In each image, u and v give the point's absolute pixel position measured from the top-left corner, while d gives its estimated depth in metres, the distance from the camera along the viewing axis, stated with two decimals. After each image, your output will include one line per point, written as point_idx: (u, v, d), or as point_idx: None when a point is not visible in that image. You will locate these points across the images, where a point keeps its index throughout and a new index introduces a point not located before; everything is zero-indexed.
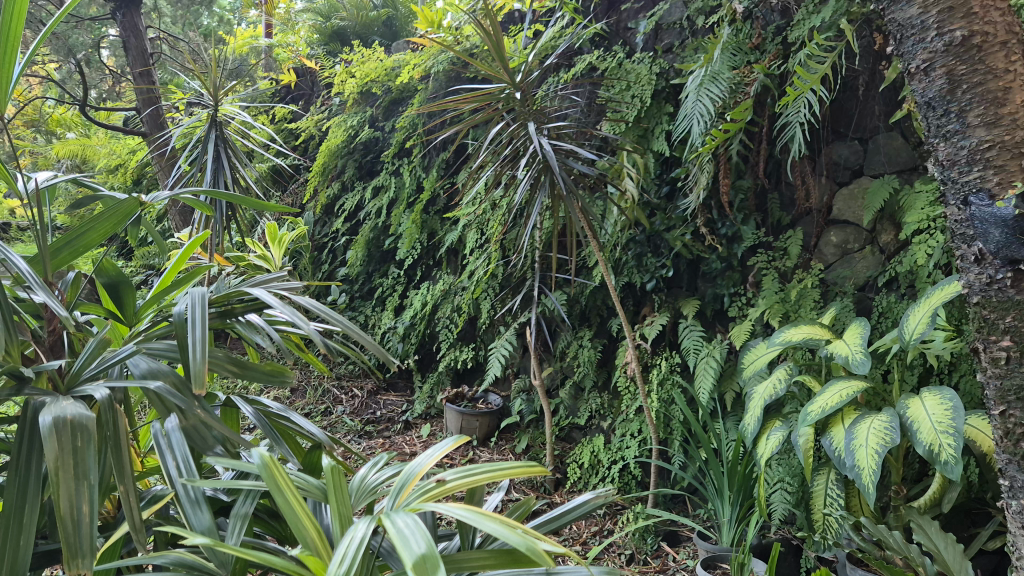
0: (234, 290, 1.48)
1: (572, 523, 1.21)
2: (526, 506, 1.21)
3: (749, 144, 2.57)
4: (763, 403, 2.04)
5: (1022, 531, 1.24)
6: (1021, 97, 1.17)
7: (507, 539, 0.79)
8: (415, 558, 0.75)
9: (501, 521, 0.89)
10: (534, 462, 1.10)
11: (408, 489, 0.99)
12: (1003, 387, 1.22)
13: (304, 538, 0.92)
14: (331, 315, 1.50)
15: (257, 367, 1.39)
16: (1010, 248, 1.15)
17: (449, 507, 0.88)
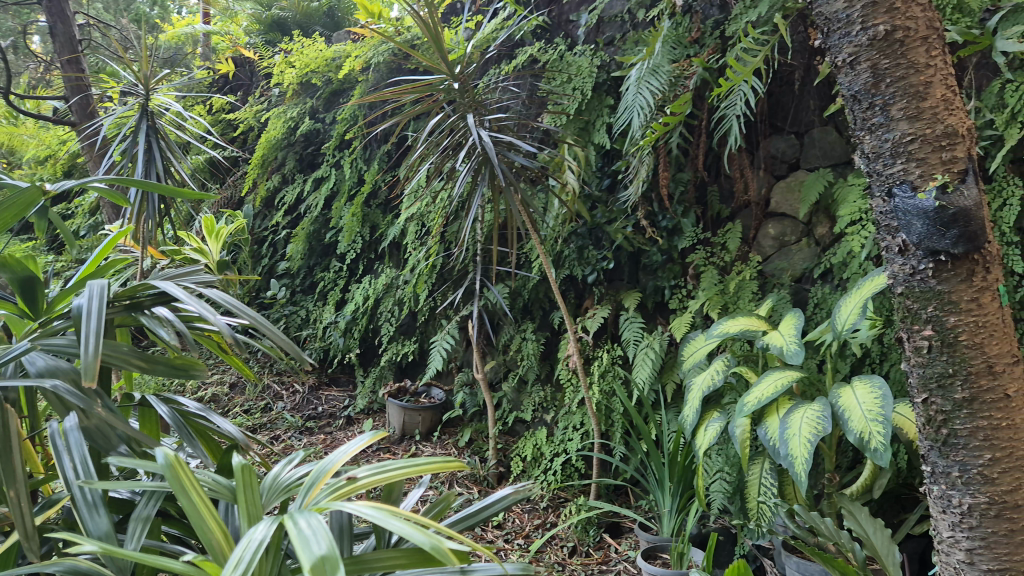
0: (141, 283, 1.47)
1: (491, 517, 1.21)
2: (445, 502, 1.27)
3: (689, 136, 2.59)
4: (701, 394, 2.06)
5: (943, 516, 1.27)
6: (940, 91, 1.19)
7: (414, 538, 0.79)
8: (314, 559, 0.75)
9: (412, 519, 0.90)
10: (454, 457, 1.11)
11: (318, 487, 0.98)
12: (925, 375, 1.24)
13: (208, 540, 0.91)
14: (239, 307, 1.48)
15: (164, 362, 1.37)
16: (932, 239, 1.18)
17: (359, 506, 0.87)
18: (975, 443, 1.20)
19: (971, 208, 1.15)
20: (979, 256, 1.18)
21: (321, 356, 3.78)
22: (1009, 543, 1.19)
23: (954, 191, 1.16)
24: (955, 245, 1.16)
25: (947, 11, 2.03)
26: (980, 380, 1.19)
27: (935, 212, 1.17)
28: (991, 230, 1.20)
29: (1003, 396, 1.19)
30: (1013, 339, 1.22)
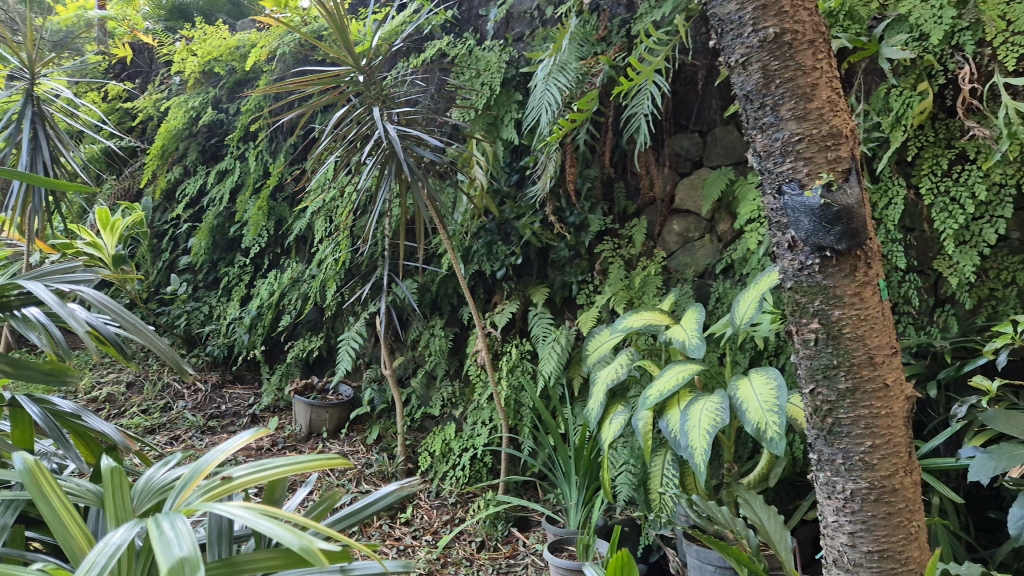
0: (10, 282, 1.45)
1: (373, 515, 1.30)
2: (330, 501, 1.31)
3: (596, 133, 2.62)
4: (606, 388, 2.09)
5: (828, 501, 1.33)
6: (826, 93, 1.24)
7: (283, 539, 0.85)
8: (173, 562, 0.83)
9: (292, 519, 0.96)
10: (336, 456, 1.18)
11: (191, 487, 1.05)
12: (812, 366, 1.29)
13: (69, 546, 0.98)
14: (116, 311, 1.54)
15: (33, 367, 1.38)
16: (818, 235, 1.22)
17: (230, 507, 0.94)
18: (858, 431, 1.25)
19: (854, 205, 1.20)
20: (861, 252, 1.24)
21: (226, 353, 3.68)
22: (887, 525, 1.26)
23: (838, 189, 1.21)
24: (839, 241, 1.21)
25: (839, 17, 2.12)
26: (862, 370, 1.24)
27: (820, 209, 1.21)
28: (872, 228, 1.26)
29: (882, 385, 1.25)
30: (893, 332, 1.28)
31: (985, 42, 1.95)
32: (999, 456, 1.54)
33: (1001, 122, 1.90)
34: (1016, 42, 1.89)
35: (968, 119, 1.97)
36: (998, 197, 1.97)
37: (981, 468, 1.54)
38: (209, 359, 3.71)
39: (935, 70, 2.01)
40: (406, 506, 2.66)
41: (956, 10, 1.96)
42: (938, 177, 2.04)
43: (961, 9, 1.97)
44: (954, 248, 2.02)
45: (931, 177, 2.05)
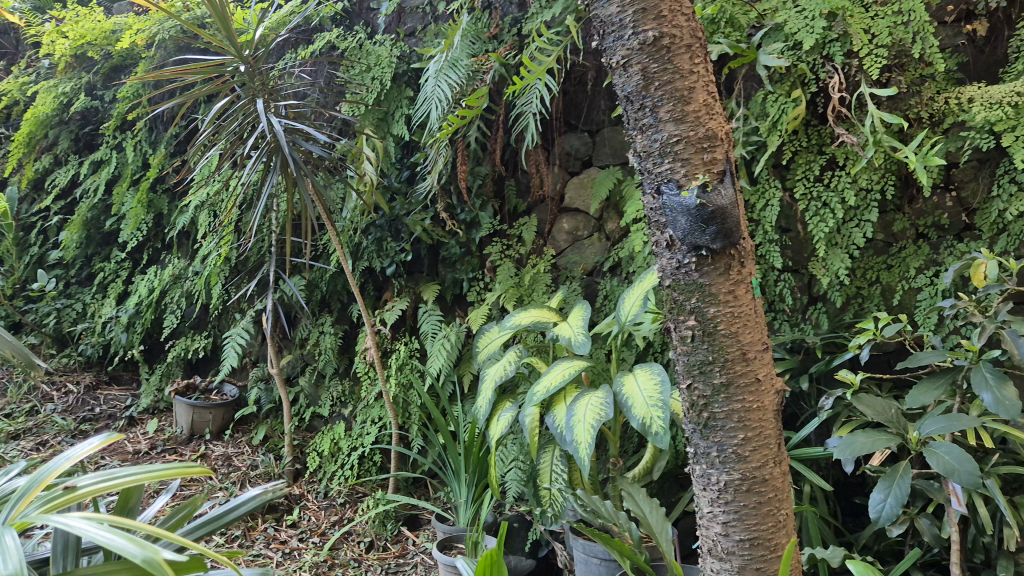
0: None
1: (231, 521, 1.41)
2: (190, 508, 1.39)
3: (486, 131, 2.63)
4: (494, 385, 2.09)
5: (704, 492, 1.37)
6: (702, 96, 1.28)
7: (128, 553, 0.92)
8: None
9: (145, 531, 1.04)
10: (195, 464, 1.22)
11: (33, 497, 1.06)
12: (689, 362, 1.32)
13: None
14: None
15: None
16: (694, 234, 1.25)
17: (75, 522, 0.99)
18: (731, 424, 1.30)
19: (728, 206, 1.24)
20: (735, 252, 1.28)
21: (100, 353, 3.50)
22: (758, 514, 1.31)
23: (713, 190, 1.24)
24: (714, 241, 1.24)
25: (720, 24, 2.18)
26: (735, 366, 1.29)
27: (696, 210, 1.24)
28: (745, 228, 1.31)
29: (754, 379, 1.30)
30: (764, 329, 1.33)
31: (852, 54, 2.05)
32: (860, 442, 1.62)
33: (868, 129, 2.02)
34: (879, 53, 1.99)
35: (838, 126, 2.07)
36: (865, 202, 2.08)
37: (843, 453, 1.62)
38: (83, 360, 3.52)
39: (808, 78, 2.10)
40: (292, 508, 2.59)
41: (826, 21, 2.05)
42: (811, 181, 2.13)
43: (831, 21, 2.07)
44: (825, 249, 2.13)
45: (805, 182, 2.14)
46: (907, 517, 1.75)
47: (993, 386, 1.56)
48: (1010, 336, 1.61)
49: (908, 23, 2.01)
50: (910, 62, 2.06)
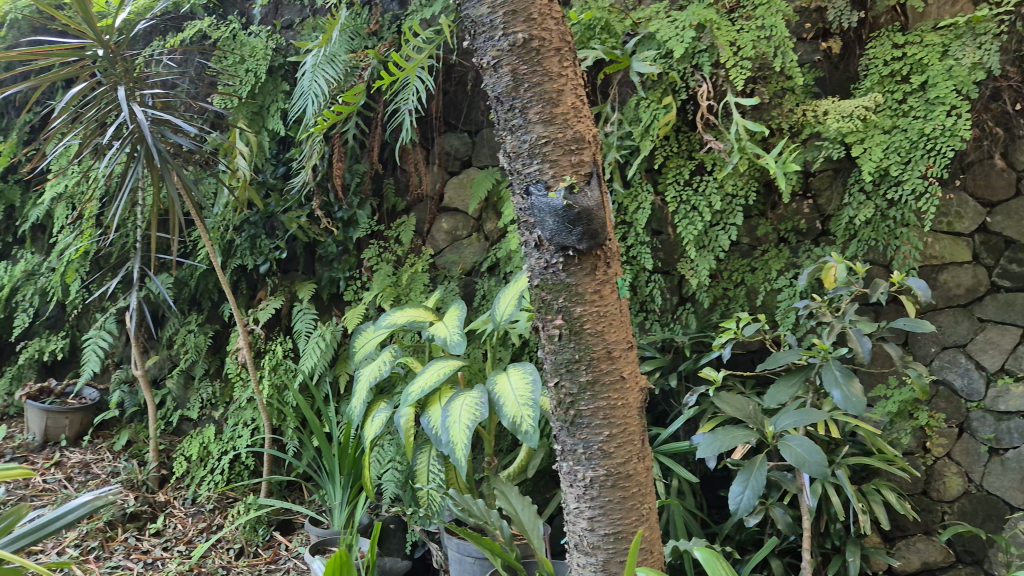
0: None
1: (61, 527, 1.51)
2: (16, 515, 1.50)
3: (365, 128, 2.59)
4: (368, 385, 2.06)
5: (571, 489, 1.39)
6: (571, 99, 1.30)
7: None
8: None
9: None
10: (17, 467, 1.44)
11: None
12: (556, 361, 1.34)
13: None
14: None
15: None
16: (561, 235, 1.27)
17: None
18: (597, 421, 1.33)
19: (593, 207, 1.27)
20: (601, 252, 1.31)
21: None
22: (622, 508, 1.34)
23: (579, 192, 1.27)
24: (580, 241, 1.27)
25: (596, 30, 2.23)
26: (600, 364, 1.31)
27: (562, 210, 1.26)
28: (611, 229, 1.34)
29: (620, 377, 1.33)
30: (630, 328, 1.37)
31: (719, 65, 2.13)
32: (722, 437, 1.69)
33: (733, 136, 2.09)
34: (744, 66, 2.08)
35: (706, 133, 2.16)
36: (730, 207, 2.17)
37: (707, 449, 1.68)
38: None
39: (678, 86, 2.18)
40: (157, 516, 2.48)
41: (695, 32, 2.12)
42: (680, 186, 2.20)
43: (700, 32, 2.14)
44: (694, 252, 2.21)
45: (674, 186, 2.21)
46: (763, 507, 1.85)
47: (841, 381, 1.66)
48: (856, 335, 1.71)
49: (770, 37, 2.10)
50: (772, 75, 2.16)
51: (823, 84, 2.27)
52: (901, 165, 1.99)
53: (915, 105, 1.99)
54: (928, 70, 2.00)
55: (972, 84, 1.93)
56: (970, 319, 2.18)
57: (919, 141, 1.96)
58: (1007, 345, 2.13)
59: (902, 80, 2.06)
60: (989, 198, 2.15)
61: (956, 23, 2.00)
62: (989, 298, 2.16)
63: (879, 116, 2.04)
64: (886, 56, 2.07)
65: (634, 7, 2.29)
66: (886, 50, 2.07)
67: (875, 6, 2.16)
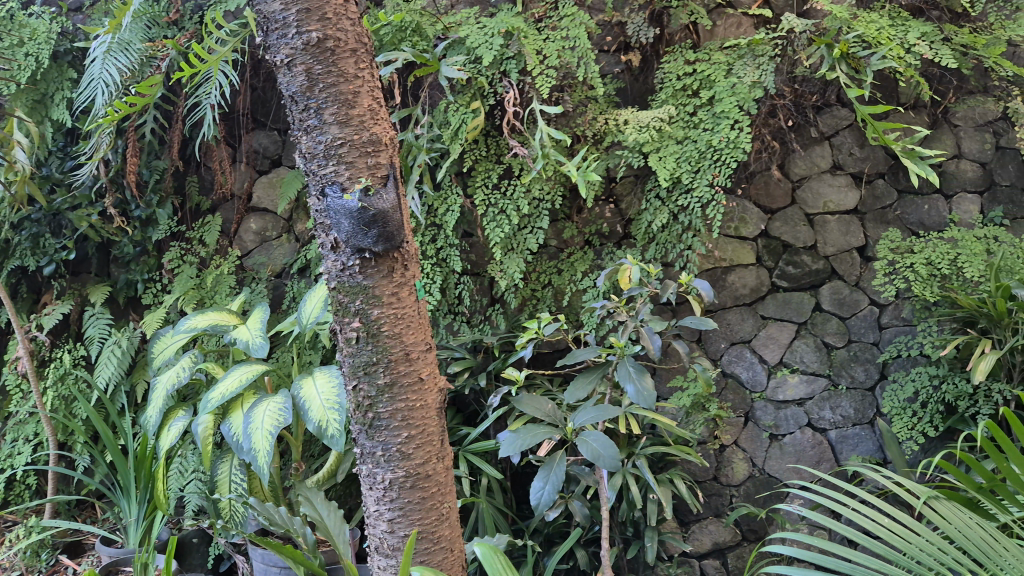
0: None
1: None
2: None
3: (163, 123, 2.45)
4: (165, 394, 1.96)
5: (370, 492, 1.38)
6: (367, 101, 1.30)
7: None
8: None
9: None
10: None
11: None
12: (354, 364, 1.33)
13: None
14: None
15: None
16: (356, 237, 1.27)
17: None
18: (395, 423, 1.33)
19: (388, 209, 1.27)
20: (398, 254, 1.32)
21: None
22: (421, 509, 1.35)
23: (374, 195, 1.27)
24: (376, 243, 1.27)
25: (408, 32, 2.22)
26: (398, 366, 1.32)
27: (357, 212, 1.26)
28: (409, 231, 1.35)
29: (418, 379, 1.34)
30: (427, 330, 1.38)
31: (526, 72, 2.20)
32: (524, 435, 1.72)
33: (538, 142, 2.15)
34: (549, 74, 2.15)
35: (512, 139, 2.21)
36: (537, 211, 2.25)
37: (508, 448, 1.71)
38: None
39: (486, 91, 2.23)
40: None
41: (503, 39, 2.17)
42: (489, 189, 2.25)
43: (507, 38, 2.19)
44: (503, 254, 2.25)
45: (483, 189, 2.26)
46: (562, 501, 1.92)
47: (635, 376, 1.74)
48: (647, 333, 1.80)
49: (574, 47, 2.17)
50: (576, 84, 2.25)
51: (625, 94, 2.40)
52: (692, 173, 2.12)
53: (704, 118, 2.15)
54: (715, 85, 2.15)
55: (752, 101, 2.10)
56: (754, 316, 2.37)
57: (707, 152, 2.11)
58: (785, 339, 2.35)
59: (692, 94, 2.21)
60: (769, 205, 2.37)
61: (738, 44, 2.16)
62: (769, 296, 2.38)
63: (672, 127, 2.18)
64: (679, 72, 2.21)
65: (445, 12, 2.32)
66: (678, 65, 2.22)
67: (670, 24, 2.30)
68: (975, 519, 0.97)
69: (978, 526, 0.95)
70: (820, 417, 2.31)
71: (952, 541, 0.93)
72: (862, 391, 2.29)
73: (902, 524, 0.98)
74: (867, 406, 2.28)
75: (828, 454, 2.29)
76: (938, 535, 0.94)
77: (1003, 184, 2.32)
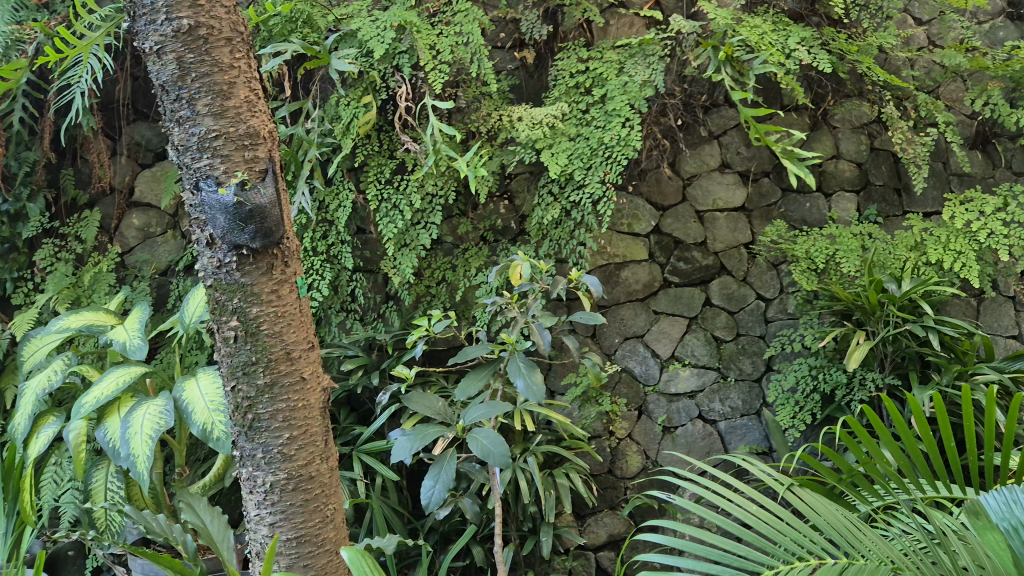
0: None
1: None
2: None
3: (33, 112, 2.32)
4: (35, 399, 1.85)
5: (251, 496, 1.33)
6: (244, 92, 1.25)
7: None
8: None
9: None
10: None
11: None
12: (232, 364, 1.28)
13: None
14: None
15: None
16: (232, 233, 1.22)
17: None
18: (276, 424, 1.29)
19: (266, 205, 1.23)
20: (278, 251, 1.28)
21: None
22: (304, 511, 1.32)
23: (251, 189, 1.23)
24: (253, 239, 1.23)
25: (298, 23, 2.16)
26: (279, 365, 1.28)
27: (233, 207, 1.21)
28: (288, 226, 1.31)
29: (300, 378, 1.31)
30: (310, 328, 1.35)
31: (418, 66, 2.18)
32: (414, 435, 1.69)
33: (429, 138, 2.14)
34: (442, 69, 2.13)
35: (404, 134, 2.21)
36: (430, 206, 2.23)
37: (401, 451, 1.68)
38: None
39: (378, 85, 2.20)
40: None
41: (395, 33, 2.14)
42: (382, 184, 2.23)
43: (400, 32, 2.16)
44: (396, 250, 2.23)
45: (375, 184, 2.23)
46: (453, 498, 1.92)
47: (524, 372, 1.75)
48: (537, 328, 1.81)
49: (467, 43, 2.17)
50: (470, 80, 2.27)
51: (519, 90, 2.41)
52: (583, 170, 2.15)
53: (596, 116, 2.18)
54: (607, 84, 2.19)
55: (642, 100, 2.14)
56: (647, 311, 2.41)
57: (598, 149, 2.14)
58: (676, 333, 2.41)
59: (585, 91, 2.24)
60: (661, 202, 2.42)
61: (630, 43, 2.20)
62: (662, 292, 2.42)
63: (565, 124, 2.20)
64: (572, 69, 2.24)
65: (337, 3, 2.27)
66: (571, 63, 2.24)
67: (564, 22, 2.31)
68: (839, 510, 0.98)
69: (841, 514, 0.97)
70: (710, 409, 2.37)
71: (819, 531, 0.93)
72: (750, 382, 2.37)
73: (770, 509, 0.98)
74: (755, 397, 2.36)
75: (717, 444, 2.36)
76: (806, 525, 0.94)
77: (876, 184, 2.46)
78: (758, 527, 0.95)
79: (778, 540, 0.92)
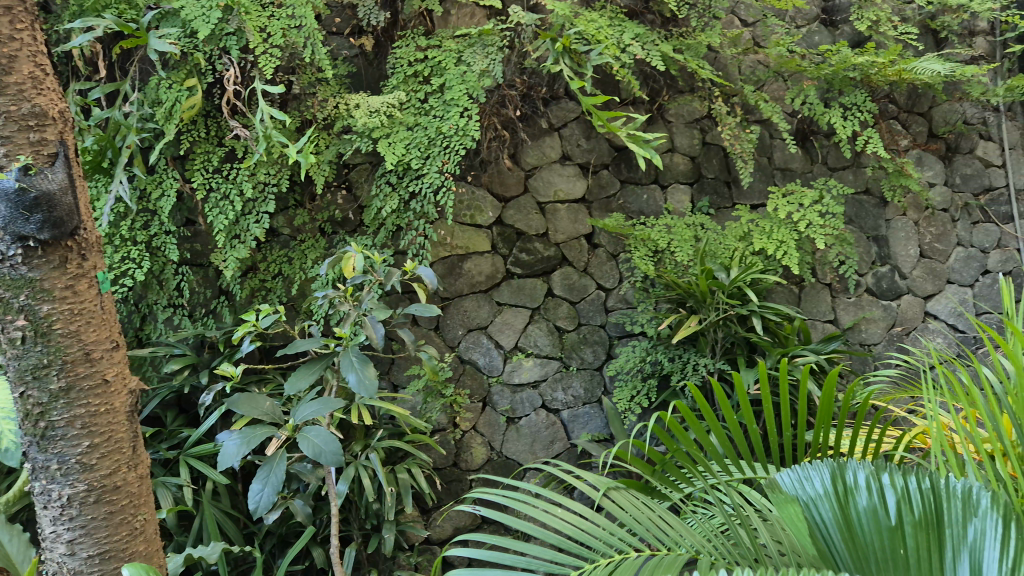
0: None
1: None
2: None
3: None
4: None
5: (43, 513, 1.20)
6: (27, 67, 1.14)
7: None
8: None
9: None
10: None
11: None
12: (19, 368, 1.14)
13: None
14: None
15: None
16: (15, 223, 1.10)
17: None
18: (73, 432, 1.17)
19: (54, 191, 1.13)
20: (71, 243, 1.17)
21: None
22: (109, 525, 1.20)
23: (36, 174, 1.12)
24: (40, 230, 1.12)
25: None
26: (76, 368, 1.17)
27: (14, 194, 1.09)
28: (83, 215, 1.20)
29: (101, 381, 1.20)
30: (112, 326, 1.25)
31: (247, 49, 2.07)
32: (241, 440, 1.58)
33: (260, 123, 2.03)
34: (273, 53, 2.03)
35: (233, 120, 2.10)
36: (262, 196, 2.13)
37: (228, 457, 1.54)
38: None
39: (203, 68, 2.07)
40: None
41: (221, 13, 2.01)
42: (210, 173, 2.10)
43: (226, 12, 2.03)
44: (226, 242, 2.10)
45: (202, 173, 2.10)
46: (283, 501, 1.86)
47: (357, 367, 1.70)
48: (370, 322, 1.78)
49: (300, 27, 2.08)
50: (304, 66, 2.17)
51: (357, 78, 2.34)
52: (421, 160, 2.11)
53: (434, 105, 2.14)
54: (445, 73, 2.16)
55: (480, 90, 2.13)
56: (490, 303, 2.39)
57: (436, 139, 2.11)
58: (519, 325, 2.41)
59: (424, 80, 2.20)
60: (502, 194, 2.41)
61: (468, 33, 2.18)
62: (504, 283, 2.41)
63: (402, 113, 2.15)
64: (410, 57, 2.19)
65: None
66: (410, 52, 2.20)
67: (403, 10, 2.26)
68: (646, 507, 0.99)
69: (648, 512, 0.98)
70: (553, 398, 2.41)
71: (630, 529, 0.94)
72: (591, 370, 2.44)
73: (576, 510, 0.97)
74: (596, 385, 2.43)
75: (560, 432, 2.41)
76: (615, 522, 0.94)
77: (708, 177, 2.58)
78: (567, 529, 0.93)
79: (590, 540, 0.91)
